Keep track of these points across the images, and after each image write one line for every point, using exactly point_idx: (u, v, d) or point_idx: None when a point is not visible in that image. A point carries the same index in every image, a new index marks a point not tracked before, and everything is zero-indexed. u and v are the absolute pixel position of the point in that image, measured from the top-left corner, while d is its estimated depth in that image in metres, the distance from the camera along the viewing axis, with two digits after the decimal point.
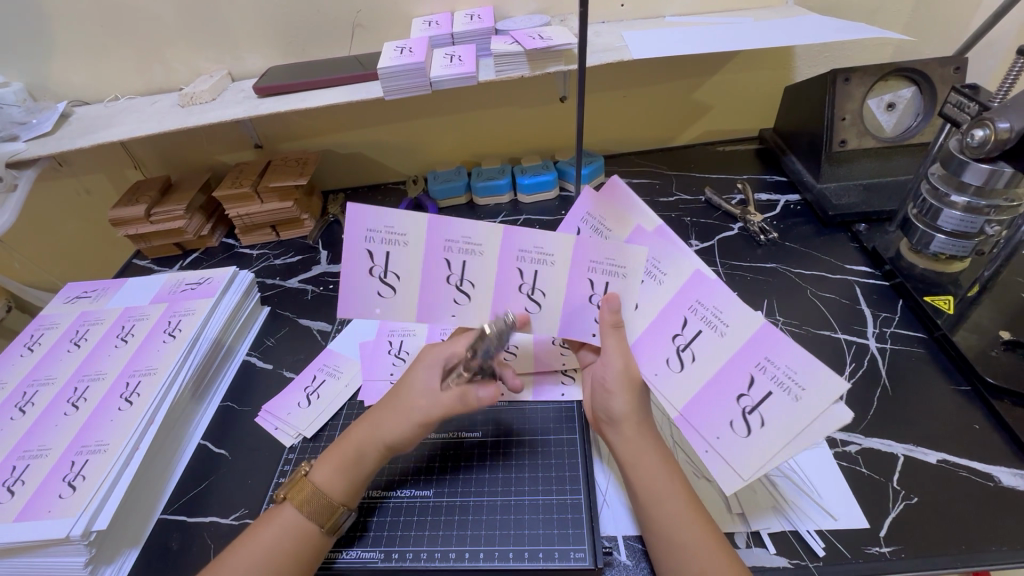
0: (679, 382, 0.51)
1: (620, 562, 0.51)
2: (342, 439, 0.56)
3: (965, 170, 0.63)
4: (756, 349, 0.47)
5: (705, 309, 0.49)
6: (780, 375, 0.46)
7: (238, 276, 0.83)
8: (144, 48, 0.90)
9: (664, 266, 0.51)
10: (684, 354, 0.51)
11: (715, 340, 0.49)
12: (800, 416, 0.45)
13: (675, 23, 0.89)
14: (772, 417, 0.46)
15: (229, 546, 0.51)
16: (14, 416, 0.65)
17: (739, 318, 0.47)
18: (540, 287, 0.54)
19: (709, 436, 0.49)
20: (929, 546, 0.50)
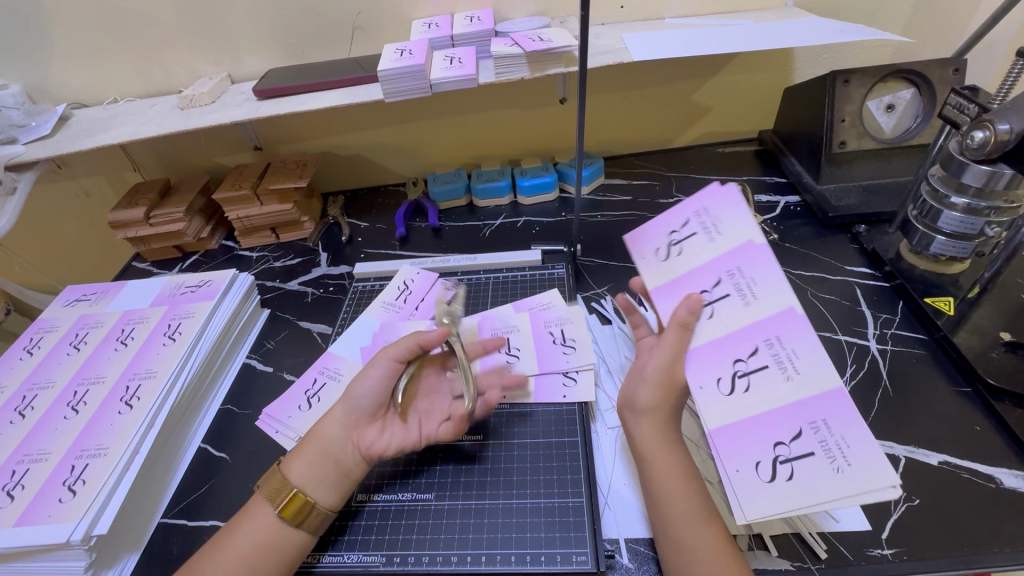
0: (724, 404, 0.46)
1: (623, 565, 0.51)
2: (314, 430, 0.56)
3: (964, 172, 0.63)
4: (818, 408, 0.44)
5: (783, 351, 0.46)
6: (831, 442, 0.43)
7: (238, 278, 0.82)
8: (144, 51, 0.90)
9: (756, 289, 0.48)
10: (739, 381, 0.47)
11: (777, 382, 0.45)
12: (836, 484, 0.41)
13: (675, 25, 0.89)
14: (802, 475, 0.43)
15: (206, 543, 0.51)
16: (14, 420, 0.65)
17: (814, 372, 0.44)
18: None
19: (726, 467, 0.45)
20: (932, 548, 0.50)
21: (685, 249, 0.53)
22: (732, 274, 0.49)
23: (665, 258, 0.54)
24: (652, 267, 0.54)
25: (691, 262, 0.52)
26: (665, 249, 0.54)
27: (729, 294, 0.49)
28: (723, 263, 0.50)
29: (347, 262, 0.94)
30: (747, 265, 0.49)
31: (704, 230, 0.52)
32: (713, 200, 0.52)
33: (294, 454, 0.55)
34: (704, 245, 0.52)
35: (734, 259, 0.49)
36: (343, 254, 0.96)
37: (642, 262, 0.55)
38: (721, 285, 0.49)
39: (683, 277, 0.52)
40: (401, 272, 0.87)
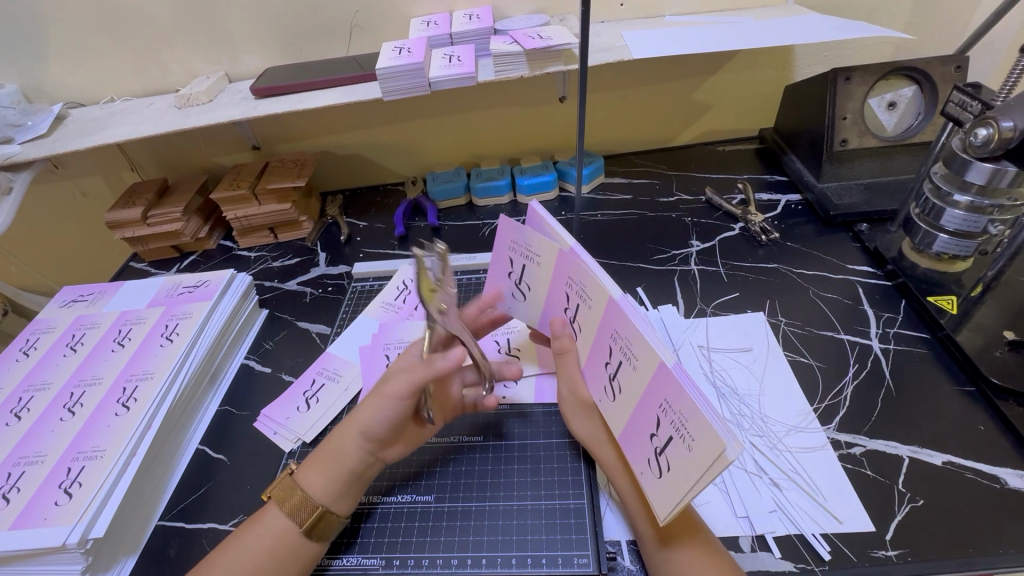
0: (618, 410, 0.48)
1: (624, 567, 0.50)
2: (328, 440, 0.55)
3: (968, 169, 0.62)
4: (661, 383, 0.41)
5: (623, 341, 0.45)
6: (677, 414, 0.40)
7: (235, 278, 0.82)
8: (140, 50, 0.90)
9: (587, 292, 0.49)
10: (614, 383, 0.48)
11: (632, 373, 0.45)
12: (691, 464, 0.39)
13: (675, 23, 0.88)
14: (675, 464, 0.41)
15: (220, 543, 0.51)
16: (10, 422, 0.64)
17: (645, 354, 0.43)
18: (527, 280, 0.58)
19: (639, 472, 0.46)
20: (936, 549, 0.49)
21: (530, 282, 0.58)
22: (569, 285, 0.52)
23: (524, 297, 0.60)
24: (525, 307, 0.61)
25: (541, 287, 0.57)
26: (519, 291, 0.60)
27: (579, 303, 0.51)
28: (558, 277, 0.53)
29: (346, 262, 0.94)
30: (572, 273, 0.51)
31: (529, 260, 0.56)
32: (515, 232, 0.56)
33: (309, 463, 0.54)
34: (538, 271, 0.56)
35: (562, 270, 0.52)
36: (342, 254, 0.95)
37: (513, 306, 0.62)
38: (570, 298, 0.53)
39: (548, 302, 0.57)
40: (400, 272, 0.87)
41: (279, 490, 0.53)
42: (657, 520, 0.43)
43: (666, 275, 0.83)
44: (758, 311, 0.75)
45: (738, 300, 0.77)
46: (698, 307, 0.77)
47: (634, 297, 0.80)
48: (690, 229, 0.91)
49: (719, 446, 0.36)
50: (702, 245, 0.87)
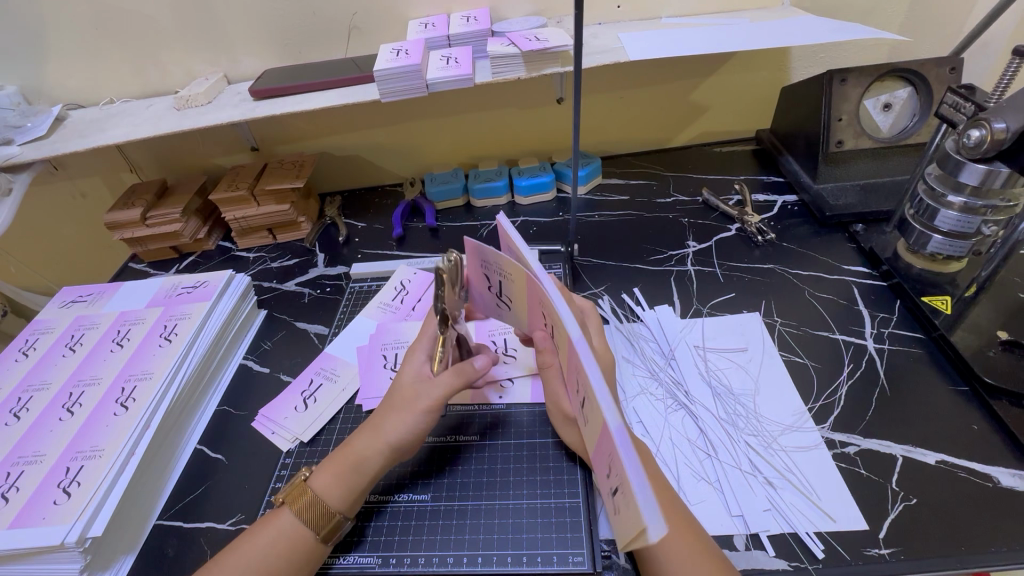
0: (587, 436, 0.46)
1: (620, 565, 0.51)
2: (344, 446, 0.55)
3: (962, 170, 0.63)
4: (608, 433, 0.39)
5: (583, 380, 0.43)
6: (619, 473, 0.38)
7: (233, 279, 0.82)
8: (140, 52, 0.90)
9: (554, 321, 0.47)
10: (582, 410, 0.47)
11: (592, 412, 0.43)
12: (626, 523, 0.38)
13: (672, 24, 0.89)
14: (618, 511, 0.39)
15: (228, 546, 0.51)
16: (9, 422, 0.64)
17: (595, 401, 0.40)
18: (506, 295, 0.57)
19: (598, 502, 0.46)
20: (929, 547, 0.50)
21: (512, 296, 0.56)
22: (542, 307, 0.49)
23: (510, 307, 0.58)
24: (514, 317, 0.59)
25: (522, 304, 0.55)
26: (504, 303, 0.58)
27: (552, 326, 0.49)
28: (533, 300, 0.51)
29: (344, 263, 0.94)
30: (540, 298, 0.48)
31: (503, 278, 0.54)
32: (483, 255, 0.53)
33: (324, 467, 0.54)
34: (514, 289, 0.54)
35: (533, 293, 0.49)
36: (341, 255, 0.96)
37: (504, 314, 0.61)
38: (545, 318, 0.50)
39: (531, 318, 0.55)
40: (398, 272, 0.87)
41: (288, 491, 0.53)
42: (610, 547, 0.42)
43: (662, 275, 0.83)
44: (754, 311, 0.75)
45: (733, 300, 0.78)
46: (694, 307, 0.77)
47: (631, 297, 0.80)
48: (687, 230, 0.91)
49: (642, 522, 0.34)
50: (699, 246, 0.87)
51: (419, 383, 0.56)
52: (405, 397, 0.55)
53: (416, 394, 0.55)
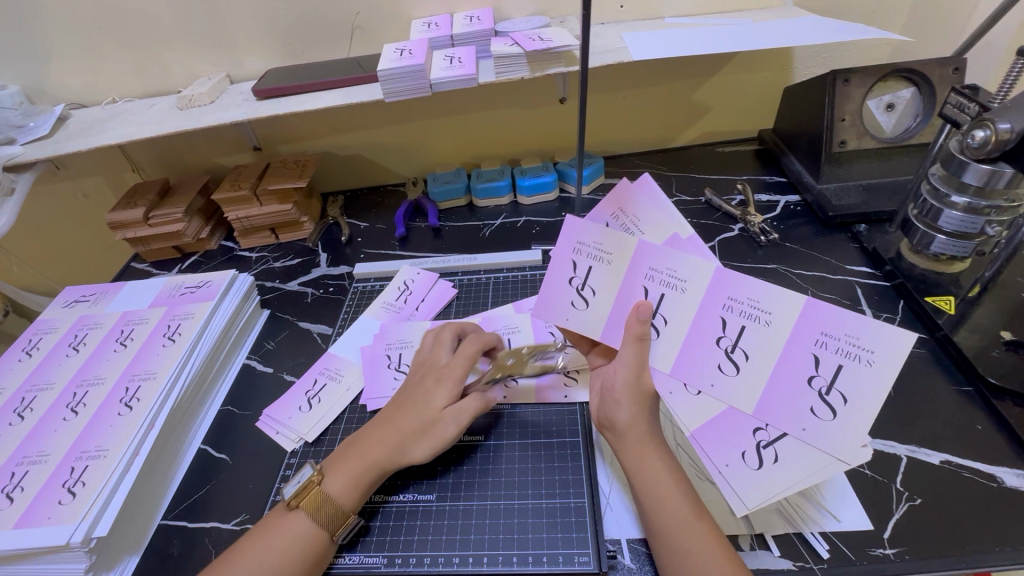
0: (738, 384, 0.49)
1: (625, 565, 0.51)
2: (362, 451, 0.56)
3: (965, 170, 0.63)
4: (805, 332, 0.46)
5: (742, 304, 0.48)
6: (834, 380, 0.45)
7: (237, 279, 0.82)
8: (142, 51, 0.90)
9: (680, 273, 0.50)
10: (734, 356, 0.49)
11: (761, 332, 0.48)
12: (858, 421, 0.44)
13: (675, 24, 0.89)
14: (786, 453, 0.47)
15: (238, 545, 0.51)
16: (13, 422, 0.64)
17: (780, 305, 0.46)
18: (591, 286, 0.54)
19: (716, 463, 0.49)
20: (934, 547, 0.50)
21: (596, 287, 0.54)
22: (650, 276, 0.51)
23: (585, 305, 0.55)
24: (584, 320, 0.56)
25: (609, 293, 0.54)
26: (580, 299, 0.55)
27: (663, 292, 0.51)
28: (636, 275, 0.52)
29: (347, 262, 0.94)
30: (656, 262, 0.51)
31: (596, 259, 0.53)
32: (585, 228, 0.53)
33: (339, 469, 0.55)
34: (608, 271, 0.53)
35: (641, 264, 0.51)
36: (343, 254, 0.96)
37: (569, 319, 0.57)
38: (651, 292, 0.52)
39: (618, 310, 0.54)
40: (401, 272, 0.87)
41: (294, 493, 0.53)
42: (742, 511, 0.47)
43: None
44: None
45: None
46: None
47: None
48: (690, 230, 0.91)
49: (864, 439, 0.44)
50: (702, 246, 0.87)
51: (449, 412, 0.57)
52: (437, 427, 0.56)
53: (446, 425, 0.56)
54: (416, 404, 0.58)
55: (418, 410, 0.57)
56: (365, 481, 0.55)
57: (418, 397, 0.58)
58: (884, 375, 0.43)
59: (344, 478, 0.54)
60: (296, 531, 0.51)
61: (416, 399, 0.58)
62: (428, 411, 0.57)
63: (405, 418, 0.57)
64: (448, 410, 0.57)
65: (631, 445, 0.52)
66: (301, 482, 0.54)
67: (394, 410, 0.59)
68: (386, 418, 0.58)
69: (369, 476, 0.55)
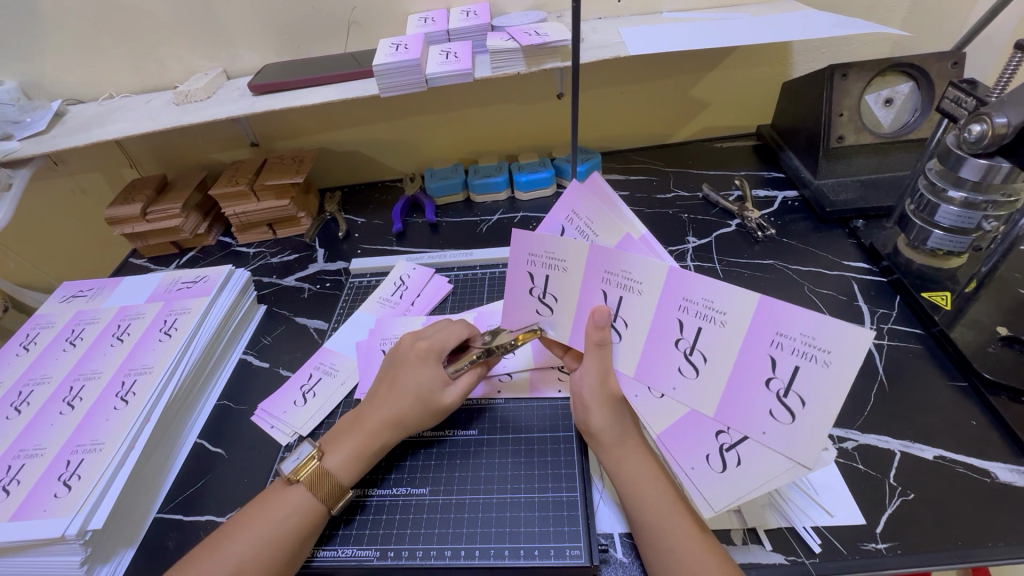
0: (700, 387, 0.49)
1: (616, 560, 0.51)
2: (359, 427, 0.57)
3: (962, 165, 0.63)
4: (761, 332, 0.44)
5: (698, 306, 0.47)
6: (790, 382, 0.44)
7: (234, 274, 0.82)
8: (138, 46, 0.90)
9: (635, 276, 0.49)
10: (694, 357, 0.49)
11: (716, 333, 0.47)
12: (815, 424, 0.43)
13: (672, 19, 0.88)
14: (748, 457, 0.47)
15: (236, 521, 0.51)
16: (10, 415, 0.65)
17: (735, 305, 0.45)
18: (552, 293, 0.56)
19: (682, 464, 0.50)
20: (927, 543, 0.50)
21: (557, 294, 0.56)
22: (606, 280, 0.51)
23: (550, 311, 0.57)
24: (552, 325, 0.58)
25: (570, 296, 0.55)
26: (544, 305, 0.57)
27: (621, 295, 0.51)
28: (592, 279, 0.52)
29: (344, 257, 0.94)
30: (609, 266, 0.50)
31: (552, 267, 0.54)
32: (537, 240, 0.54)
33: (337, 442, 0.57)
34: (565, 278, 0.54)
35: (596, 268, 0.51)
36: (340, 250, 0.96)
37: (538, 325, 0.59)
38: (609, 294, 0.52)
39: (581, 314, 0.55)
40: (397, 268, 0.87)
41: (294, 468, 0.54)
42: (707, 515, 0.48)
43: None
44: None
45: None
46: None
47: None
48: (687, 226, 0.91)
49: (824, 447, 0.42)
50: (698, 242, 0.87)
51: (450, 392, 0.59)
52: (438, 405, 0.58)
53: (449, 404, 0.59)
54: (407, 384, 0.58)
55: (414, 390, 0.58)
56: (364, 458, 0.56)
57: (407, 377, 0.59)
58: (843, 374, 0.41)
59: (344, 454, 0.55)
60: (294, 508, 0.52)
61: (405, 380, 0.59)
62: (428, 392, 0.58)
63: (399, 397, 0.58)
64: (450, 391, 0.59)
65: (615, 446, 0.52)
66: (301, 458, 0.55)
67: (382, 391, 0.59)
68: (365, 407, 0.59)
69: (370, 452, 0.57)
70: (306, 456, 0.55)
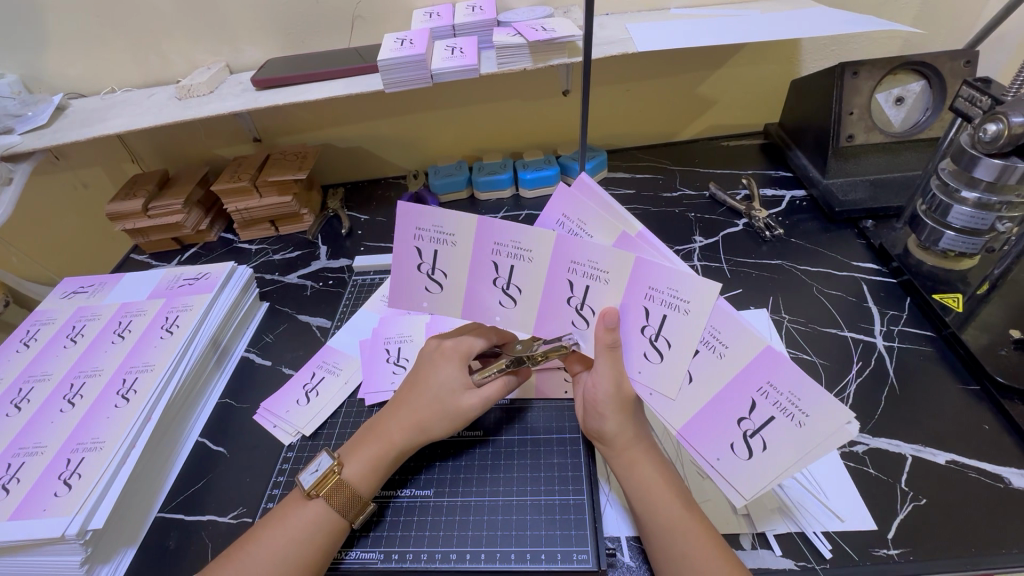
0: (664, 371, 0.48)
1: (624, 563, 0.51)
2: (376, 436, 0.56)
3: (976, 165, 0.62)
4: (636, 288, 0.45)
5: (584, 266, 0.46)
6: (660, 328, 0.46)
7: (236, 271, 0.81)
8: (141, 40, 0.89)
9: (523, 244, 0.47)
10: (584, 312, 0.49)
11: (602, 290, 0.46)
12: (681, 360, 0.46)
13: (681, 15, 0.87)
14: (774, 440, 0.45)
15: (251, 539, 0.50)
16: (10, 413, 0.64)
17: (613, 264, 0.44)
18: (440, 268, 0.51)
19: (709, 457, 0.48)
20: (940, 550, 0.49)
21: (447, 268, 0.51)
22: (496, 251, 0.48)
23: (440, 287, 0.52)
24: (442, 301, 0.53)
25: (459, 272, 0.50)
26: (434, 281, 0.52)
27: (512, 264, 0.48)
28: (481, 252, 0.48)
29: (346, 254, 0.93)
30: (497, 236, 0.47)
31: (517, 258, 0.48)
32: (421, 213, 0.48)
33: (358, 449, 0.55)
34: (455, 252, 0.49)
35: (484, 240, 0.48)
36: (343, 246, 0.95)
37: (426, 302, 0.54)
38: (575, 284, 0.47)
39: (472, 288, 0.51)
40: None
41: (314, 483, 0.52)
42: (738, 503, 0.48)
43: None
44: (762, 307, 0.74)
45: (742, 296, 0.77)
46: None
47: None
48: (694, 225, 0.90)
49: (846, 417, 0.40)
50: (706, 241, 0.86)
51: (473, 396, 0.57)
52: (462, 411, 0.57)
53: (470, 408, 0.57)
54: (432, 385, 0.57)
55: (437, 395, 0.57)
56: (382, 468, 0.55)
57: (435, 377, 0.58)
58: (699, 319, 0.43)
59: (363, 464, 0.54)
60: (318, 520, 0.51)
61: (430, 381, 0.58)
62: (450, 394, 0.57)
63: (422, 401, 0.57)
64: (471, 396, 0.57)
65: (630, 448, 0.51)
66: (320, 471, 0.53)
67: (406, 393, 0.58)
68: (393, 402, 0.58)
69: (388, 460, 0.55)
70: (326, 468, 0.53)
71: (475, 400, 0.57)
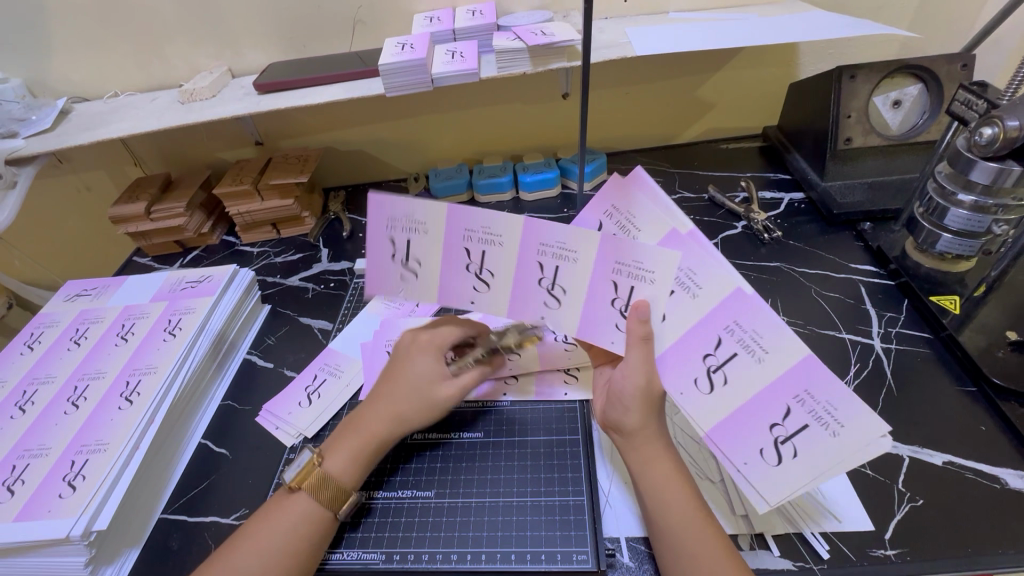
0: (698, 366, 0.48)
1: (624, 564, 0.51)
2: (354, 429, 0.57)
3: (972, 168, 0.62)
4: (604, 261, 0.48)
5: (553, 248, 0.49)
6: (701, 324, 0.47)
7: (237, 274, 0.82)
8: (144, 44, 0.90)
9: (493, 229, 0.48)
10: (556, 291, 0.51)
11: (571, 268, 0.49)
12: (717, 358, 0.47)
13: (680, 18, 0.88)
14: (805, 449, 0.45)
15: (239, 534, 0.51)
16: (14, 415, 0.65)
17: (581, 243, 0.47)
18: (414, 258, 0.51)
19: (735, 460, 0.48)
20: (936, 550, 0.49)
21: (420, 257, 0.51)
22: (468, 237, 0.49)
23: (414, 277, 0.52)
24: (417, 291, 0.53)
25: (433, 261, 0.51)
26: (407, 272, 0.52)
27: (484, 249, 0.49)
28: (452, 240, 0.49)
29: (347, 257, 0.94)
30: (468, 223, 0.48)
31: (488, 243, 0.49)
32: (392, 201, 0.48)
33: (337, 443, 0.56)
34: (427, 241, 0.50)
35: (457, 226, 0.48)
36: (344, 249, 0.96)
37: (403, 292, 0.54)
38: (545, 266, 0.50)
39: (445, 277, 0.51)
40: None
41: (295, 476, 0.53)
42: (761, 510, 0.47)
43: None
44: None
45: None
46: None
47: None
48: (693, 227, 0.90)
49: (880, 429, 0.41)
50: None
51: (449, 386, 0.58)
52: (440, 401, 0.58)
53: (447, 399, 0.58)
54: (408, 376, 0.58)
55: (415, 386, 0.57)
56: (363, 460, 0.55)
57: (410, 367, 0.59)
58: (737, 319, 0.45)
59: (343, 457, 0.55)
60: (302, 514, 0.51)
61: (406, 372, 0.58)
62: (426, 385, 0.58)
63: (401, 392, 0.57)
64: (449, 385, 0.58)
65: (639, 446, 0.52)
66: (301, 465, 0.54)
67: (383, 386, 0.59)
68: (377, 390, 0.59)
69: (369, 452, 0.56)
70: (305, 462, 0.54)
71: (452, 391, 0.58)
